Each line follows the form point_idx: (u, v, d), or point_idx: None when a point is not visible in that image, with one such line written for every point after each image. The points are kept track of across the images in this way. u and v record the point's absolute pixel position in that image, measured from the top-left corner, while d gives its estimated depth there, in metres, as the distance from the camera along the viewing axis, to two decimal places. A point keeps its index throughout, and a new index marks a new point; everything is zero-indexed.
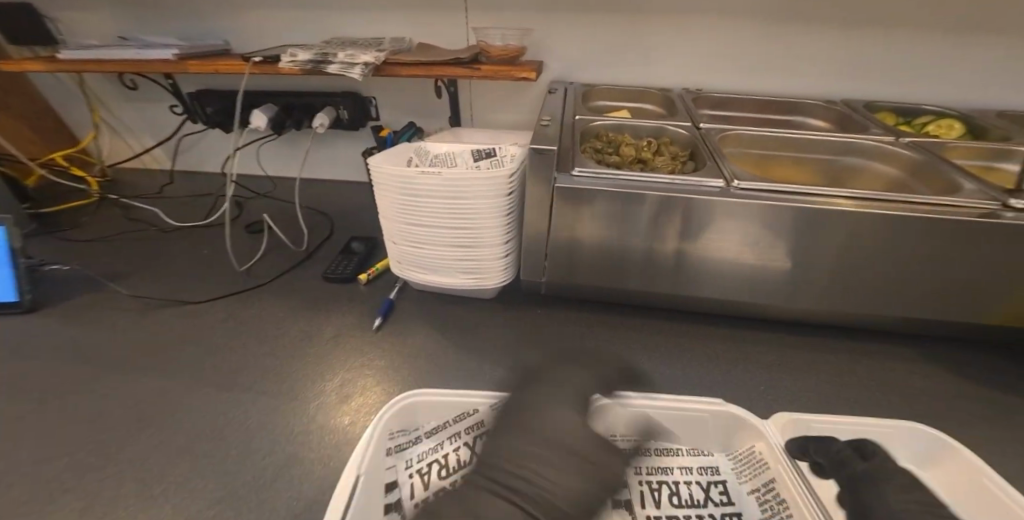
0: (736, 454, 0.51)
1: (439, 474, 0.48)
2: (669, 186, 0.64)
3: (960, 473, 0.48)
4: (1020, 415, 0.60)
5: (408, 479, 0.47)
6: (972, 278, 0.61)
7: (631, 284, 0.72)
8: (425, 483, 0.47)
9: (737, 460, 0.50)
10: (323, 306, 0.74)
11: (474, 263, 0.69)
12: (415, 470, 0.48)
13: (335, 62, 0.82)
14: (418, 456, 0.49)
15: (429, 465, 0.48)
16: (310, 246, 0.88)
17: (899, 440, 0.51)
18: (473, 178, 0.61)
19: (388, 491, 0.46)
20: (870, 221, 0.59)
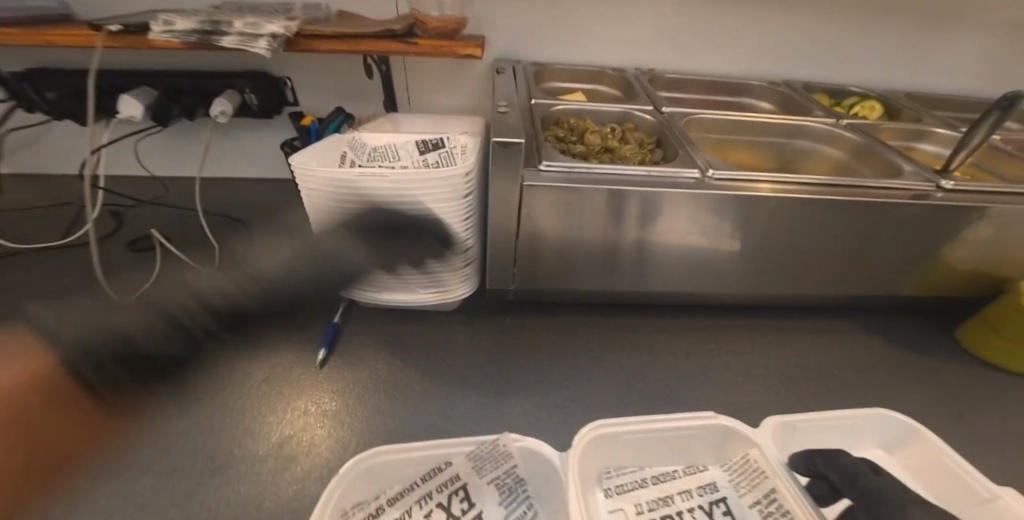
0: (730, 464, 0.49)
1: None
2: (645, 178, 0.58)
3: (925, 455, 0.50)
4: (949, 381, 0.66)
5: None
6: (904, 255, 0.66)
7: (604, 284, 0.67)
8: None
9: (732, 471, 0.48)
10: (246, 341, 0.61)
11: (433, 276, 0.60)
12: None
13: (231, 33, 0.65)
14: None
15: None
16: (220, 263, 0.72)
17: (871, 427, 0.52)
18: (429, 180, 0.52)
19: None
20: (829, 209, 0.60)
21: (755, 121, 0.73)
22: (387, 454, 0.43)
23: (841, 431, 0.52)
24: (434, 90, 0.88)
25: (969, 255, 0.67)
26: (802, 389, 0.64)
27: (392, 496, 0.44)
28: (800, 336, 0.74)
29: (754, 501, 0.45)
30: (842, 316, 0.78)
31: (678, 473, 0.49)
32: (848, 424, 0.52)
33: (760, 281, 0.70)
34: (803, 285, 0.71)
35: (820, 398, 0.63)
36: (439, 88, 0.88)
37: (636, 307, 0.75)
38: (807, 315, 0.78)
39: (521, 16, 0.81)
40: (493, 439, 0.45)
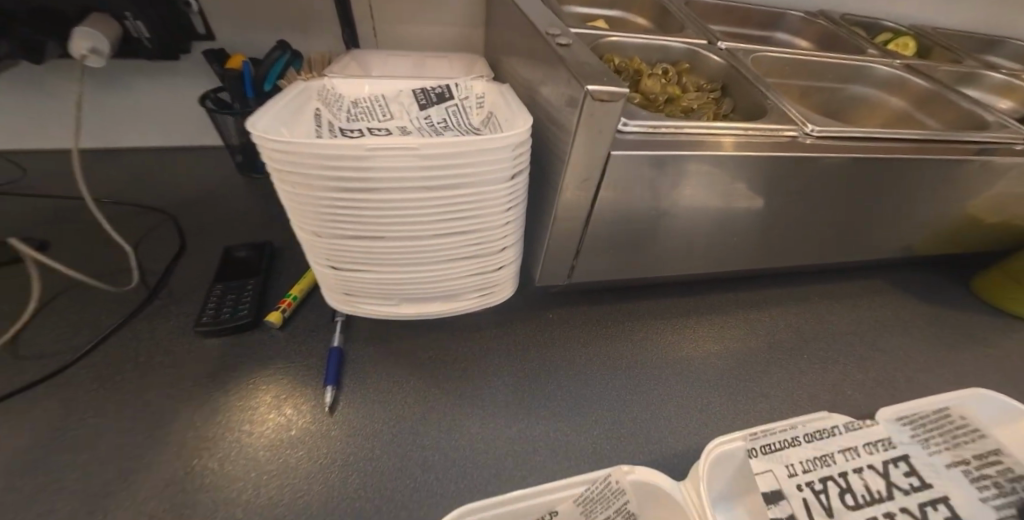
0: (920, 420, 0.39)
1: None
2: (734, 137, 0.46)
3: None
4: (984, 332, 0.66)
5: None
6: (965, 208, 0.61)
7: (661, 264, 0.56)
8: None
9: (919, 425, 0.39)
10: (209, 389, 0.43)
11: (470, 281, 0.44)
12: None
13: None
14: None
15: None
16: (138, 271, 0.51)
17: None
18: (476, 152, 0.35)
19: None
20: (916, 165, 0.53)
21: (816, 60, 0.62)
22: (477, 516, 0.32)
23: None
24: (408, 17, 0.66)
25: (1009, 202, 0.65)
26: (862, 359, 0.60)
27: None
28: (842, 298, 0.69)
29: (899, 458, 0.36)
30: (874, 273, 0.74)
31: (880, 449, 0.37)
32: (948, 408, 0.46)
33: (817, 247, 0.63)
34: (855, 246, 0.65)
35: (884, 366, 0.59)
36: (415, 13, 0.66)
37: (680, 283, 0.65)
38: (842, 274, 0.73)
39: None
40: (602, 476, 0.35)
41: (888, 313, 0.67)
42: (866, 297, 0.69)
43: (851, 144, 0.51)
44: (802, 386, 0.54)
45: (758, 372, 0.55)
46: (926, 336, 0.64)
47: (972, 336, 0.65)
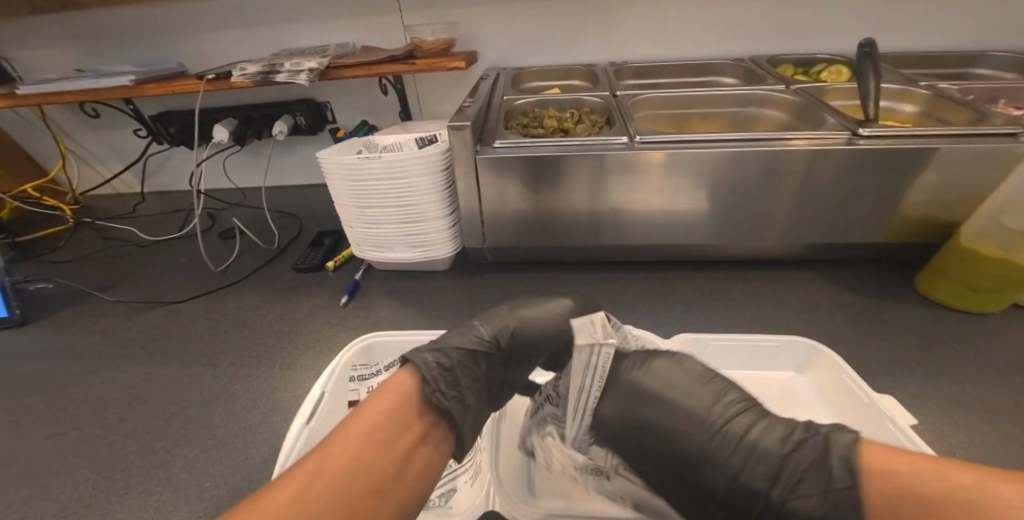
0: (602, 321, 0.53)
1: None
2: (581, 145, 0.70)
3: (831, 375, 0.53)
4: (915, 309, 0.67)
5: None
6: (873, 199, 0.67)
7: (571, 242, 0.78)
8: None
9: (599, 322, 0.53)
10: (295, 292, 0.81)
11: (421, 238, 0.76)
12: None
13: (282, 71, 0.89)
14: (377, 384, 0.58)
15: None
16: (278, 243, 0.96)
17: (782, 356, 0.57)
18: (410, 158, 0.68)
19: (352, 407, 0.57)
20: (768, 157, 0.66)
21: (704, 95, 0.82)
22: (384, 337, 0.62)
23: (759, 351, 0.57)
24: (439, 98, 1.08)
25: (910, 197, 0.66)
26: (757, 318, 0.68)
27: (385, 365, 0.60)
28: (777, 279, 0.76)
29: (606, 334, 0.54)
30: (828, 263, 0.78)
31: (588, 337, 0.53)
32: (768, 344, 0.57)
33: (726, 235, 0.75)
34: (775, 234, 0.73)
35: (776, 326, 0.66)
36: (443, 97, 1.08)
37: (609, 261, 0.83)
38: (789, 263, 0.79)
39: (507, 31, 0.98)
40: None
41: (808, 291, 0.72)
42: (789, 279, 0.76)
43: (693, 145, 0.68)
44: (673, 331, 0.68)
45: (639, 319, 0.70)
46: (837, 306, 0.69)
47: (889, 306, 0.68)
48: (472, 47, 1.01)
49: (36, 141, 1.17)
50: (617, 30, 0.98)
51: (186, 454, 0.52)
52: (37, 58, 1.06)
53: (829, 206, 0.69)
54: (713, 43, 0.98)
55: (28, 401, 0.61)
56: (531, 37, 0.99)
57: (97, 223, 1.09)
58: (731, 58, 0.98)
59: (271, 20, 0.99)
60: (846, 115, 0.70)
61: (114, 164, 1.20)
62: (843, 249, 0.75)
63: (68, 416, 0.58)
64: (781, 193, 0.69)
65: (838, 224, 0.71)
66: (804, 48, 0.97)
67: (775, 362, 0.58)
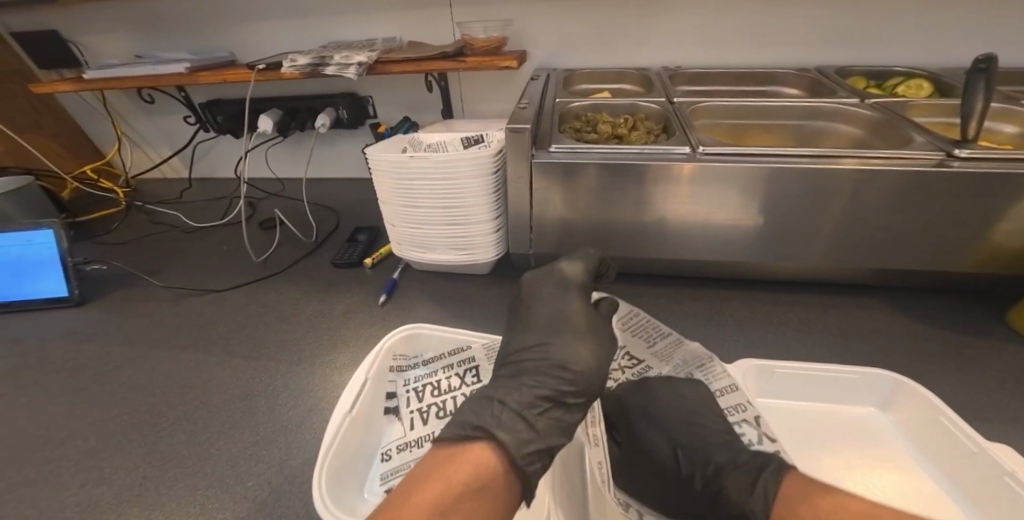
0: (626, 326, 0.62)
1: (431, 393, 0.55)
2: (640, 154, 0.67)
3: (922, 412, 0.49)
4: (998, 347, 0.62)
5: (405, 394, 0.54)
6: (959, 225, 0.62)
7: (619, 253, 0.74)
8: (420, 398, 0.54)
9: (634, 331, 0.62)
10: (334, 287, 0.80)
11: (466, 241, 0.74)
12: (412, 389, 0.55)
13: (331, 64, 0.88)
14: (415, 378, 0.56)
15: (424, 386, 0.55)
16: (316, 237, 0.95)
17: (861, 390, 0.53)
18: (462, 159, 0.66)
19: (389, 399, 0.53)
20: (847, 176, 0.61)
21: (768, 105, 0.78)
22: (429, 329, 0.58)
23: (830, 386, 0.53)
24: (483, 98, 1.06)
25: (1004, 226, 0.61)
26: (819, 346, 0.64)
27: (426, 359, 0.58)
28: (839, 305, 0.71)
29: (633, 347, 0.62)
30: (895, 290, 0.72)
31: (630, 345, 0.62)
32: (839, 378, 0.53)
33: (791, 255, 0.70)
34: (844, 258, 0.68)
35: (844, 358, 0.62)
36: (488, 96, 1.05)
37: (654, 275, 0.80)
38: (850, 288, 0.74)
39: (559, 32, 0.95)
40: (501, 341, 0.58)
41: (877, 319, 0.67)
42: (855, 305, 0.70)
43: (761, 160, 0.64)
44: (729, 354, 0.64)
45: (691, 339, 0.67)
46: (911, 338, 0.64)
47: (970, 342, 0.63)
48: (522, 47, 0.98)
49: (93, 124, 1.20)
50: (671, 34, 0.94)
51: (231, 449, 0.51)
52: (97, 42, 1.08)
53: (909, 231, 0.64)
54: (775, 52, 0.93)
55: (82, 382, 0.62)
56: (582, 38, 0.96)
57: (146, 207, 1.11)
58: (794, 68, 0.93)
59: (322, 12, 0.99)
60: (936, 134, 0.64)
61: (163, 149, 1.23)
62: (917, 277, 0.69)
63: (117, 402, 0.58)
64: (855, 215, 0.64)
65: (915, 252, 0.65)
66: (877, 59, 0.91)
67: (849, 397, 0.54)
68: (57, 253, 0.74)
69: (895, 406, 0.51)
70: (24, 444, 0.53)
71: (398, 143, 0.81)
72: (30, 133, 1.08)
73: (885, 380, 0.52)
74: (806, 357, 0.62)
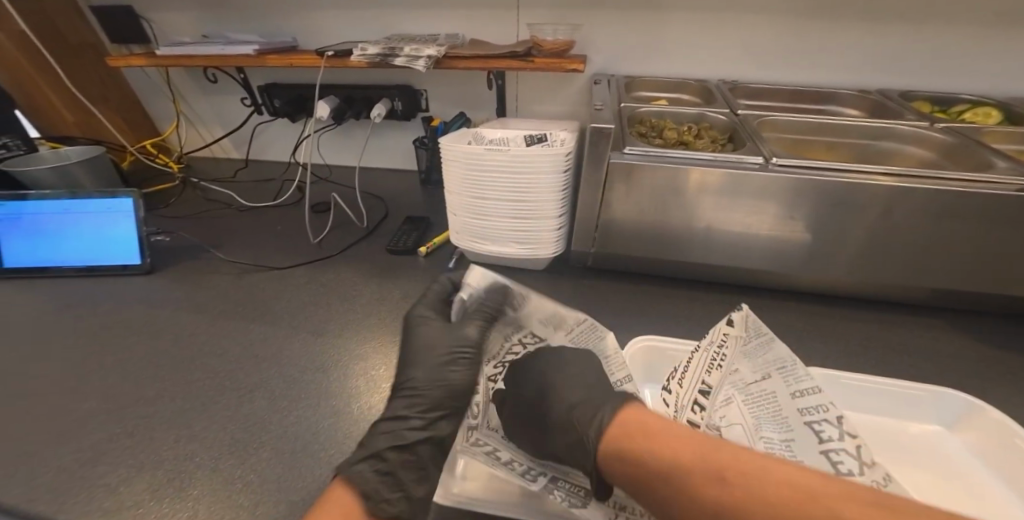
0: (738, 335, 0.51)
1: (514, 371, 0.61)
2: (712, 160, 0.68)
3: (990, 431, 0.52)
4: None
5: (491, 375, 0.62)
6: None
7: (678, 256, 0.75)
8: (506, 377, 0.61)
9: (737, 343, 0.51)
10: (390, 272, 0.82)
11: (528, 237, 0.75)
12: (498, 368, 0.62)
13: (400, 55, 0.89)
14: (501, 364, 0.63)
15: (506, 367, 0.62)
16: (368, 223, 0.97)
17: (930, 407, 0.56)
18: (539, 154, 0.67)
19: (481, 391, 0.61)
20: (919, 196, 0.62)
21: (834, 123, 0.79)
22: None
23: (902, 401, 0.56)
24: (539, 98, 1.08)
25: None
26: (876, 362, 0.64)
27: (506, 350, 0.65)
28: (896, 324, 0.71)
29: (718, 345, 0.52)
30: (953, 312, 0.73)
31: (723, 349, 0.52)
32: (903, 395, 0.56)
33: (850, 270, 0.71)
34: (905, 277, 0.69)
35: (903, 375, 0.62)
36: (546, 97, 1.07)
37: (708, 282, 0.81)
38: (907, 306, 0.74)
39: (622, 39, 0.97)
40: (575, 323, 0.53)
41: (934, 339, 0.68)
42: (912, 324, 0.71)
43: (832, 174, 0.65)
44: None
45: None
46: (969, 360, 0.65)
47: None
48: (584, 52, 1.00)
49: (152, 100, 1.23)
50: (733, 49, 0.95)
51: (310, 418, 0.53)
52: (167, 20, 1.11)
53: (976, 255, 0.64)
54: (836, 73, 0.94)
55: (159, 344, 0.63)
56: (644, 48, 0.97)
57: (201, 184, 1.14)
58: (854, 89, 0.94)
59: (390, 5, 1.01)
60: (1013, 160, 0.65)
61: (217, 130, 1.26)
62: (976, 300, 0.70)
63: (195, 366, 0.60)
64: (924, 235, 0.65)
65: (980, 275, 0.66)
66: (940, 86, 0.92)
67: (917, 414, 0.56)
68: (134, 221, 0.76)
69: (964, 425, 0.54)
70: (111, 399, 0.55)
71: (462, 136, 0.83)
72: (98, 105, 1.12)
73: (956, 399, 0.55)
74: (865, 372, 0.63)
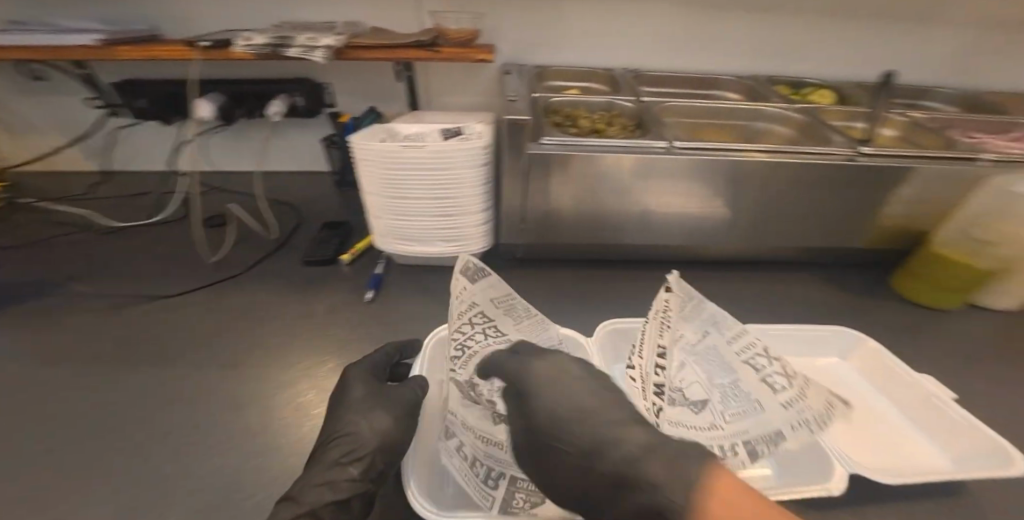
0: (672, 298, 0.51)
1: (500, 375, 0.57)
2: (623, 147, 0.71)
3: (869, 358, 0.64)
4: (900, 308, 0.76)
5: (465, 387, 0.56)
6: (874, 212, 0.75)
7: (601, 239, 0.79)
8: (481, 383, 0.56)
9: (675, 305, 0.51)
10: (306, 285, 0.75)
11: (454, 234, 0.72)
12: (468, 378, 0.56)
13: (294, 46, 0.79)
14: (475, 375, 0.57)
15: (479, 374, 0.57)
16: (275, 234, 0.88)
17: (828, 342, 0.67)
18: (458, 148, 0.63)
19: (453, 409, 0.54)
20: (793, 170, 0.71)
21: (722, 107, 0.87)
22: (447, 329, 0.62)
23: (812, 342, 0.66)
24: (451, 90, 1.05)
25: (907, 211, 0.74)
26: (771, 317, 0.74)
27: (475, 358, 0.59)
28: (784, 281, 0.82)
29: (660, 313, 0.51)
30: (828, 265, 0.85)
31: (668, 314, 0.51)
32: (811, 336, 0.66)
33: (745, 239, 0.79)
34: (788, 240, 0.79)
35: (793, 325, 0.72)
36: (457, 88, 1.05)
37: (634, 261, 0.85)
38: (794, 264, 0.86)
39: (529, 31, 0.98)
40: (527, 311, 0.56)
41: (813, 291, 0.79)
42: (796, 280, 0.82)
43: (725, 153, 0.71)
44: None
45: None
46: (840, 305, 0.77)
47: (880, 305, 0.77)
48: (492, 42, 0.99)
49: None
50: (632, 40, 1.00)
51: (224, 465, 0.47)
52: None
53: (838, 216, 0.75)
54: (720, 61, 1.03)
55: (9, 410, 0.52)
56: (550, 38, 0.99)
57: (42, 205, 0.94)
58: (736, 76, 1.04)
59: None
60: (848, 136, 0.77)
61: (56, 137, 1.04)
62: (841, 254, 0.83)
63: (64, 430, 0.50)
64: (799, 203, 0.75)
65: (843, 233, 0.78)
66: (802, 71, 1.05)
67: (820, 350, 0.67)
68: None
69: (851, 355, 0.66)
70: None
71: (373, 132, 0.77)
72: None
73: (845, 333, 0.67)
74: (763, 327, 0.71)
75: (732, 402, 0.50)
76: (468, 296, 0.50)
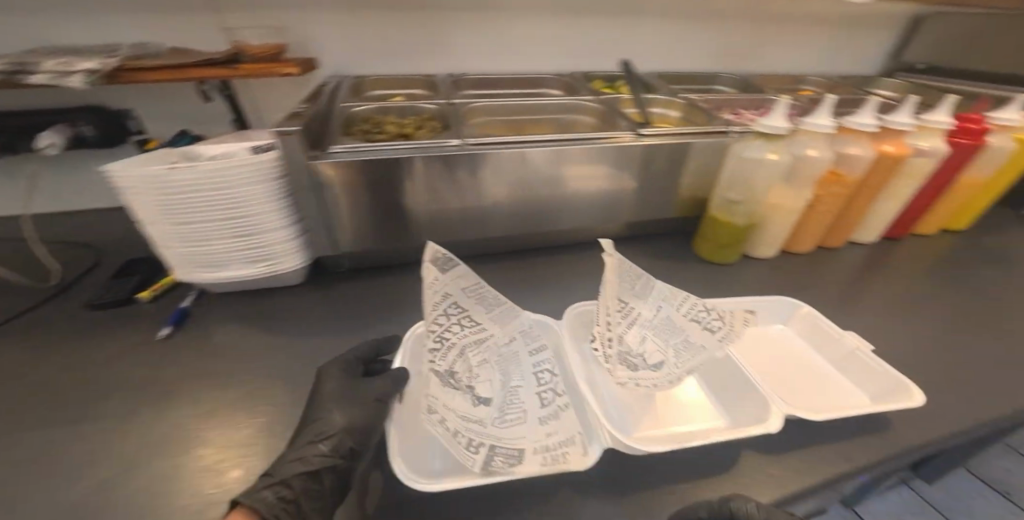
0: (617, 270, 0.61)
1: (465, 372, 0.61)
2: (415, 146, 0.71)
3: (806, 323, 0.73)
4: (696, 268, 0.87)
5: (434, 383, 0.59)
6: (663, 188, 0.83)
7: (424, 240, 0.80)
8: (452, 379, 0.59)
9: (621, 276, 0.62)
10: (93, 332, 0.68)
11: (261, 253, 0.69)
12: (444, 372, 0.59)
13: (40, 71, 0.73)
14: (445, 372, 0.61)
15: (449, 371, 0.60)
16: (62, 279, 0.78)
17: (772, 311, 0.75)
18: (236, 165, 0.61)
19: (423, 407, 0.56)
20: (584, 158, 0.76)
21: (531, 103, 0.92)
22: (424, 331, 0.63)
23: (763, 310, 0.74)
24: (275, 106, 1.02)
25: (689, 182, 0.83)
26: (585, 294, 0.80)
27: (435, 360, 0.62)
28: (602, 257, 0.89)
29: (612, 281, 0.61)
30: (644, 237, 0.94)
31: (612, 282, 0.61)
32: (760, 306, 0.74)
33: (561, 223, 0.85)
34: (599, 221, 0.86)
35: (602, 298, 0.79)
36: (281, 104, 1.02)
37: (468, 258, 0.88)
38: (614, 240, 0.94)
39: (343, 42, 0.97)
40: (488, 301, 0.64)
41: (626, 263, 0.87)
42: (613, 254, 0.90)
43: (520, 145, 0.74)
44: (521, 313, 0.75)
45: None
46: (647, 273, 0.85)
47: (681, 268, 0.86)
48: (307, 54, 0.97)
49: None
50: (450, 45, 1.04)
51: None
52: None
53: (634, 195, 0.83)
54: (538, 62, 1.10)
55: None
56: (367, 48, 0.99)
57: None
58: (555, 73, 1.12)
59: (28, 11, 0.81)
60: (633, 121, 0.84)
61: None
62: (649, 226, 0.92)
63: None
64: (598, 187, 0.80)
65: (643, 209, 0.86)
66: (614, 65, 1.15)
67: (769, 318, 0.75)
68: None
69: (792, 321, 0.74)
70: None
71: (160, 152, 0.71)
72: None
73: (788, 305, 0.75)
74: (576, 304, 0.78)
75: (685, 352, 0.62)
76: (440, 285, 0.58)
